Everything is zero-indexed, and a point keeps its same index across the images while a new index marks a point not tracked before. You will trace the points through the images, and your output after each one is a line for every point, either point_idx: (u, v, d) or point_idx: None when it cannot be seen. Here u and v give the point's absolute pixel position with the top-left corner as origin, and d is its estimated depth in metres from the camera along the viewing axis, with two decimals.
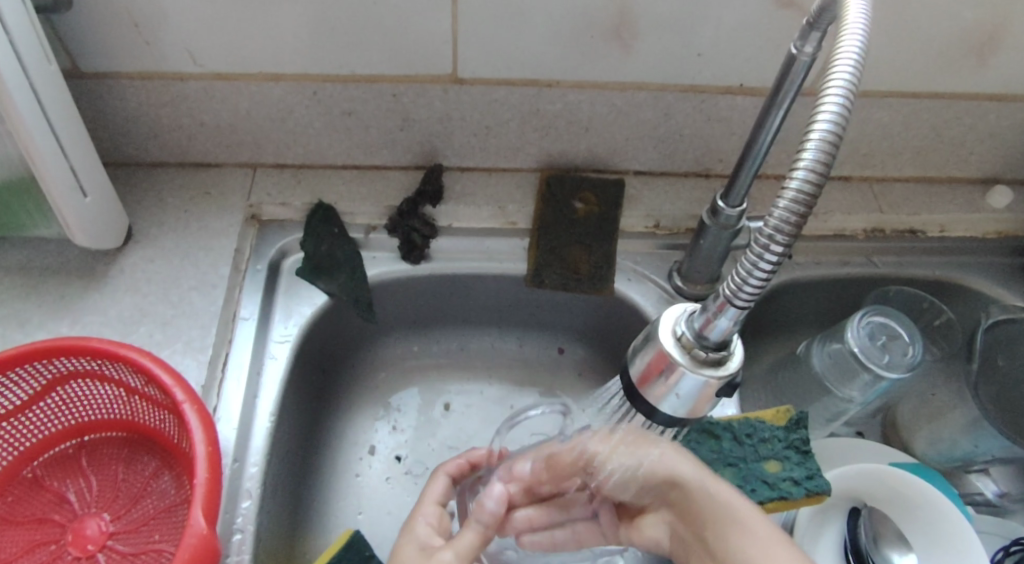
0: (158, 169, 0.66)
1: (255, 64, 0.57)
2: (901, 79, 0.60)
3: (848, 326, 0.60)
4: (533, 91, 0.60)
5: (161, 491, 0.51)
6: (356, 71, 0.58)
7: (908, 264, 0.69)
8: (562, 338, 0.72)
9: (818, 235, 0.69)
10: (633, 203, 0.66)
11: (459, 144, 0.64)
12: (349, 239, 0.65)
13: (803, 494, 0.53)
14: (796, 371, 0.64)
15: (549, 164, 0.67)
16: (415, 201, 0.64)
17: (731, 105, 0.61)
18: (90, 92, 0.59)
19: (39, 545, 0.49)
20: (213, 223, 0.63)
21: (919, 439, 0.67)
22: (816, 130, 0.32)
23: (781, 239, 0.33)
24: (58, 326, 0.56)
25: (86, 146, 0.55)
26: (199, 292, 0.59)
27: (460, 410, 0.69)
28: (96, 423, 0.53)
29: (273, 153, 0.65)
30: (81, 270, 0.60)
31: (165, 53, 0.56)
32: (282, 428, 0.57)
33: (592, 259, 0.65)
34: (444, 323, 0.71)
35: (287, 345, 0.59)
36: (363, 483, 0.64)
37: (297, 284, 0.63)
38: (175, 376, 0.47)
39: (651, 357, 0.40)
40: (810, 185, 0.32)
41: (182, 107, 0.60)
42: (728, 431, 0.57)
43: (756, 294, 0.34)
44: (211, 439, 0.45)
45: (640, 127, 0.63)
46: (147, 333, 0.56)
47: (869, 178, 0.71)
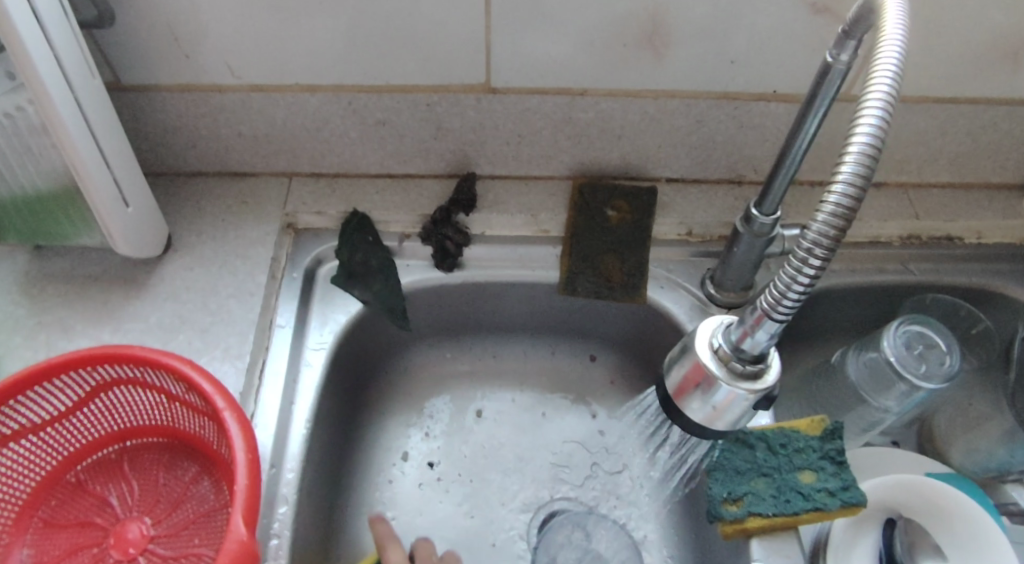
0: (196, 178, 0.68)
1: (291, 75, 0.58)
2: (939, 84, 0.59)
3: (884, 336, 0.59)
4: (566, 100, 0.60)
5: (200, 496, 0.52)
6: (391, 81, 0.59)
7: (946, 272, 0.67)
8: (594, 345, 0.72)
9: (852, 242, 0.68)
10: (666, 211, 0.66)
11: (492, 152, 0.65)
12: (383, 247, 0.65)
13: (837, 506, 0.53)
14: (830, 380, 0.64)
15: (582, 172, 0.67)
16: (448, 209, 0.64)
17: (765, 112, 0.61)
18: (131, 103, 0.60)
19: (82, 547, 0.50)
20: (250, 232, 0.64)
21: (956, 450, 0.66)
22: (854, 143, 0.32)
23: (819, 253, 0.32)
24: (101, 333, 0.58)
25: (128, 156, 0.56)
26: (237, 299, 0.60)
27: (492, 417, 0.69)
28: (137, 429, 0.54)
29: (308, 163, 0.66)
30: (123, 278, 0.61)
31: (204, 65, 0.57)
32: (317, 434, 0.58)
33: (625, 267, 0.65)
34: (474, 330, 0.72)
35: (322, 352, 0.60)
36: (395, 488, 0.65)
37: (331, 292, 0.63)
38: (216, 384, 0.47)
39: (687, 370, 0.39)
40: (850, 199, 0.32)
41: (220, 118, 0.62)
42: (762, 441, 0.57)
43: (795, 307, 0.34)
44: (250, 447, 0.46)
45: (674, 134, 0.63)
46: (187, 341, 0.58)
47: (904, 184, 0.70)
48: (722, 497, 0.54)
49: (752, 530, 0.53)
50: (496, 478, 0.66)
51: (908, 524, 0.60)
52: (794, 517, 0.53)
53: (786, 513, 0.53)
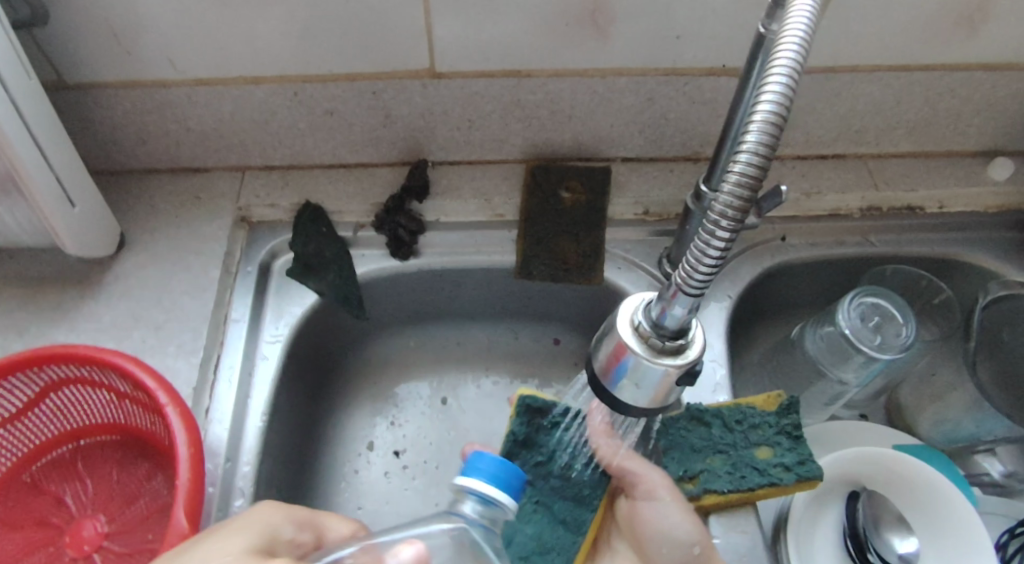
0: (150, 175, 0.67)
1: (235, 68, 0.58)
2: (890, 52, 0.59)
3: (839, 309, 0.58)
4: (512, 82, 0.59)
5: (154, 491, 0.52)
6: (334, 70, 0.58)
7: (907, 242, 0.67)
8: (558, 328, 0.72)
9: (811, 215, 0.68)
10: (621, 190, 0.66)
11: (443, 138, 0.64)
12: (338, 237, 0.65)
13: (794, 480, 0.53)
14: (791, 356, 0.63)
15: (535, 154, 0.67)
16: (401, 197, 0.65)
17: (715, 87, 0.60)
18: (77, 102, 0.60)
19: (38, 546, 0.50)
20: (203, 227, 0.64)
21: (923, 421, 0.66)
22: (759, 111, 0.30)
23: (726, 225, 0.31)
24: (55, 333, 0.58)
25: (74, 158, 0.55)
26: (190, 295, 0.60)
27: (457, 405, 0.70)
28: (90, 428, 0.54)
29: (260, 155, 0.66)
30: (76, 277, 0.61)
31: (146, 60, 0.57)
32: (275, 426, 0.58)
33: (580, 249, 0.65)
34: (436, 317, 0.72)
35: (277, 345, 0.60)
36: (361, 478, 0.65)
37: (286, 284, 0.63)
38: (158, 379, 0.47)
39: (610, 348, 0.38)
40: (754, 170, 0.30)
41: (168, 114, 0.61)
42: (717, 418, 0.56)
43: (706, 282, 0.33)
44: (194, 441, 0.45)
45: (624, 113, 0.62)
46: (141, 338, 0.58)
47: (864, 155, 0.69)
48: (678, 475, 0.54)
49: (708, 507, 0.53)
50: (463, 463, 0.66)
51: (871, 496, 0.61)
52: (750, 494, 0.53)
53: (741, 490, 0.53)
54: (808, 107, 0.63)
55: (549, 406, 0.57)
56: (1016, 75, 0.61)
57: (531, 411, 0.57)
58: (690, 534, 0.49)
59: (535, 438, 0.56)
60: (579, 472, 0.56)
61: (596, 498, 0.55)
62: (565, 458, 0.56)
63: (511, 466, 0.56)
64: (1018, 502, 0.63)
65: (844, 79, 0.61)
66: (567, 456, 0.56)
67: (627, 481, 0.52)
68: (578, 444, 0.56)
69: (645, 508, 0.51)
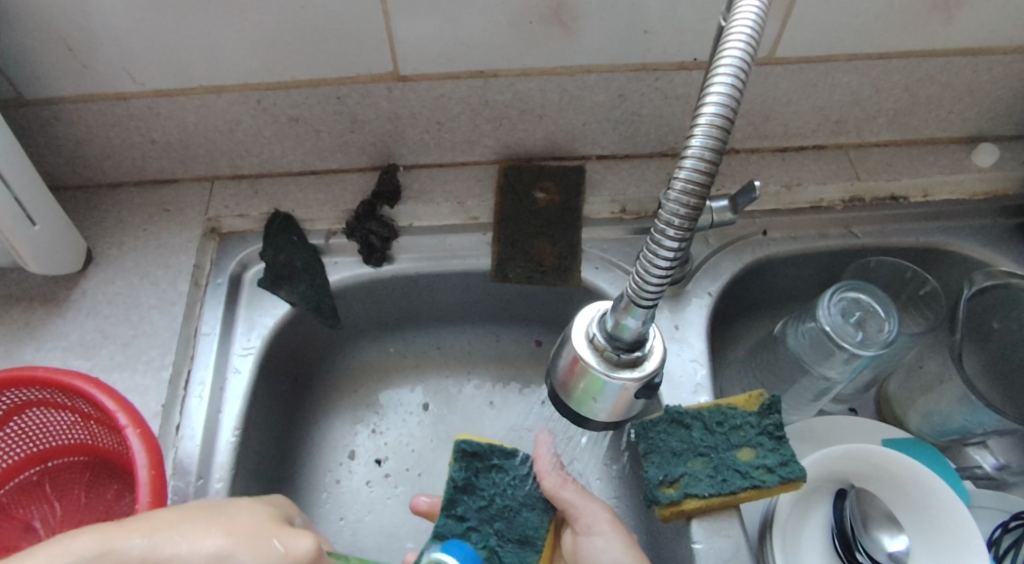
0: (118, 189, 0.66)
1: (194, 78, 0.56)
2: (865, 40, 0.57)
3: (819, 306, 0.57)
4: (479, 83, 0.58)
5: (124, 513, 0.51)
6: (296, 77, 0.57)
7: (891, 233, 0.66)
8: (539, 330, 0.71)
9: (793, 208, 0.66)
10: (597, 189, 0.64)
11: (413, 141, 0.63)
12: (309, 246, 0.64)
13: (776, 483, 0.52)
14: (774, 353, 0.62)
15: (508, 154, 0.65)
16: (371, 203, 0.63)
17: (687, 81, 0.59)
18: (37, 118, 0.59)
19: None
20: (172, 240, 0.63)
21: (913, 415, 0.65)
22: (703, 116, 0.30)
23: (674, 232, 0.31)
24: (22, 353, 0.57)
25: (34, 176, 0.54)
26: (159, 310, 0.59)
27: (439, 412, 0.68)
28: (57, 450, 0.53)
29: (227, 165, 0.65)
30: (43, 295, 0.60)
31: (104, 73, 0.56)
32: (250, 441, 0.57)
33: (556, 250, 0.63)
34: (415, 322, 0.71)
35: (249, 358, 0.59)
36: (342, 489, 0.64)
37: (259, 295, 0.62)
38: (119, 401, 0.46)
39: (566, 363, 0.38)
40: (699, 176, 0.30)
41: (130, 126, 0.60)
42: (698, 420, 0.55)
43: (658, 290, 0.33)
44: (155, 463, 0.44)
45: (596, 110, 0.61)
46: (109, 356, 0.57)
47: (845, 145, 0.67)
48: (659, 480, 0.53)
49: (691, 511, 0.52)
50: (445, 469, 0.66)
51: (859, 493, 0.59)
52: (732, 497, 0.52)
53: (723, 493, 0.52)
54: (784, 98, 0.62)
55: (485, 448, 0.55)
56: (996, 58, 0.60)
57: (468, 454, 0.54)
58: None
59: (472, 480, 0.54)
60: (522, 515, 0.53)
61: (542, 540, 0.52)
62: (507, 501, 0.53)
63: (450, 512, 0.53)
64: (1011, 494, 0.62)
65: (819, 69, 0.59)
66: (509, 498, 0.54)
67: (570, 517, 0.52)
68: (518, 485, 0.54)
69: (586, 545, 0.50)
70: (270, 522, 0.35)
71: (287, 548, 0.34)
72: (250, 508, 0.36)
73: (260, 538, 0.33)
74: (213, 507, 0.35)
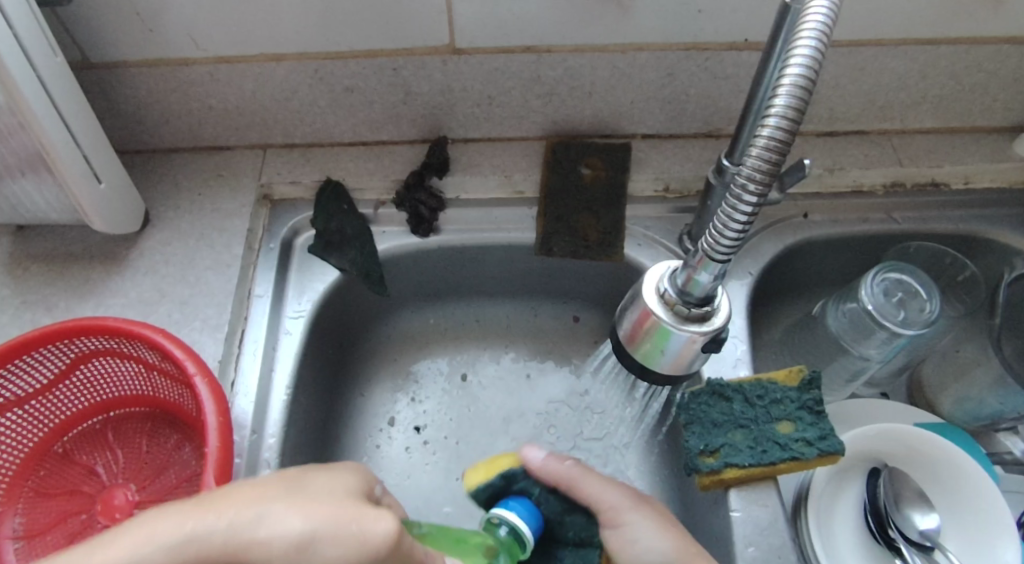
0: (173, 155, 0.68)
1: (256, 45, 0.58)
2: (916, 25, 0.58)
3: (862, 285, 0.58)
4: (532, 58, 0.59)
5: (183, 461, 0.53)
6: (354, 47, 0.58)
7: (930, 219, 0.67)
8: (577, 306, 0.72)
9: (834, 192, 0.67)
10: (641, 167, 0.66)
11: (464, 115, 0.64)
12: (359, 215, 0.65)
13: (815, 455, 0.53)
14: (813, 332, 0.63)
15: (555, 131, 0.67)
16: (421, 173, 0.65)
17: (737, 62, 0.59)
18: (101, 81, 0.61)
19: (70, 515, 0.51)
20: (226, 205, 0.65)
21: (946, 399, 0.66)
22: (788, 74, 0.31)
23: (754, 188, 0.32)
24: (83, 309, 0.59)
25: (99, 136, 0.56)
26: (214, 271, 0.61)
27: (478, 381, 0.70)
28: (120, 399, 0.55)
29: (281, 133, 0.66)
30: (103, 254, 0.62)
31: (168, 39, 0.57)
32: (299, 400, 0.59)
33: (601, 226, 0.65)
34: (456, 294, 0.72)
35: (301, 320, 0.61)
36: (382, 453, 0.66)
37: (309, 260, 0.64)
38: (187, 350, 0.48)
39: (635, 317, 0.40)
40: (782, 133, 0.31)
41: (190, 92, 0.62)
42: (739, 393, 0.56)
43: (733, 244, 0.34)
44: (222, 410, 0.46)
45: (645, 88, 0.62)
46: (167, 313, 0.59)
47: (888, 131, 0.68)
48: (699, 449, 0.54)
49: (730, 480, 0.54)
50: (483, 439, 0.67)
51: (892, 472, 0.60)
52: (771, 467, 0.53)
53: (762, 464, 0.53)
54: (831, 81, 0.62)
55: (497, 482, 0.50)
56: None
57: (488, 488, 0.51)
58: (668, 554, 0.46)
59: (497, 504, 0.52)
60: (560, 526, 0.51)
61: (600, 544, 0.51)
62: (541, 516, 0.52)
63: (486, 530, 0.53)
64: None
65: (868, 53, 0.60)
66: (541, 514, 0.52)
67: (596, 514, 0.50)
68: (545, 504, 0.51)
69: (623, 541, 0.47)
70: (348, 501, 0.33)
71: (366, 529, 0.31)
72: (329, 487, 0.34)
73: (341, 518, 0.31)
74: (294, 483, 0.33)
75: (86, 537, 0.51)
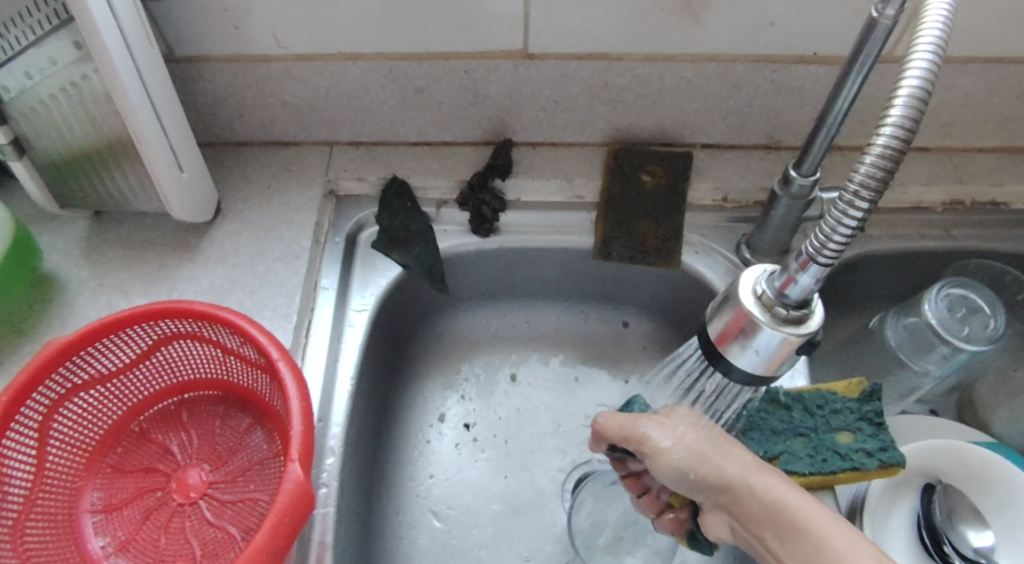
0: (243, 148, 0.71)
1: (335, 45, 0.59)
2: (988, 43, 0.58)
3: (926, 299, 0.58)
4: (603, 65, 0.60)
5: (254, 445, 0.55)
6: (430, 49, 0.60)
7: (990, 238, 0.66)
8: (628, 311, 0.73)
9: (894, 207, 0.68)
10: (701, 176, 0.67)
11: (529, 119, 0.66)
12: (422, 213, 0.67)
13: (876, 466, 0.52)
14: (870, 345, 0.64)
15: (616, 138, 0.68)
16: (485, 174, 0.66)
17: (804, 75, 0.60)
18: (182, 74, 0.63)
19: (147, 491, 0.53)
20: (294, 199, 0.67)
21: (998, 418, 0.64)
22: (905, 87, 0.32)
23: (866, 197, 0.33)
24: (157, 294, 0.60)
25: (184, 127, 0.58)
26: (283, 263, 0.62)
27: (527, 381, 0.71)
28: (194, 382, 0.57)
29: (348, 131, 0.68)
30: (176, 242, 0.64)
31: (252, 35, 0.59)
32: (361, 392, 0.60)
33: (660, 232, 0.65)
34: (510, 295, 0.73)
35: (365, 313, 0.62)
36: (433, 449, 0.67)
37: (372, 256, 0.66)
38: (269, 336, 0.49)
39: (731, 317, 0.40)
40: (897, 143, 0.32)
41: (266, 88, 0.64)
42: (798, 402, 0.57)
43: (841, 249, 0.35)
44: (304, 396, 0.47)
45: (709, 99, 0.63)
46: (238, 301, 0.60)
47: (948, 149, 0.69)
48: (758, 455, 0.54)
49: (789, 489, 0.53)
50: (536, 439, 0.68)
51: (947, 488, 0.58)
52: (831, 476, 0.52)
53: (823, 472, 0.52)
54: None
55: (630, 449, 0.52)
56: None
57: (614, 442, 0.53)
58: (683, 461, 0.45)
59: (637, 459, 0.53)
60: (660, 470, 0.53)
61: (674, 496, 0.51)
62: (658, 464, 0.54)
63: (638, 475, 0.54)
64: None
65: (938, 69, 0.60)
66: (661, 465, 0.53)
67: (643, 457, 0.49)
68: None
69: (667, 468, 0.46)
70: None
71: None
72: None
73: None
74: None
75: (161, 514, 0.52)
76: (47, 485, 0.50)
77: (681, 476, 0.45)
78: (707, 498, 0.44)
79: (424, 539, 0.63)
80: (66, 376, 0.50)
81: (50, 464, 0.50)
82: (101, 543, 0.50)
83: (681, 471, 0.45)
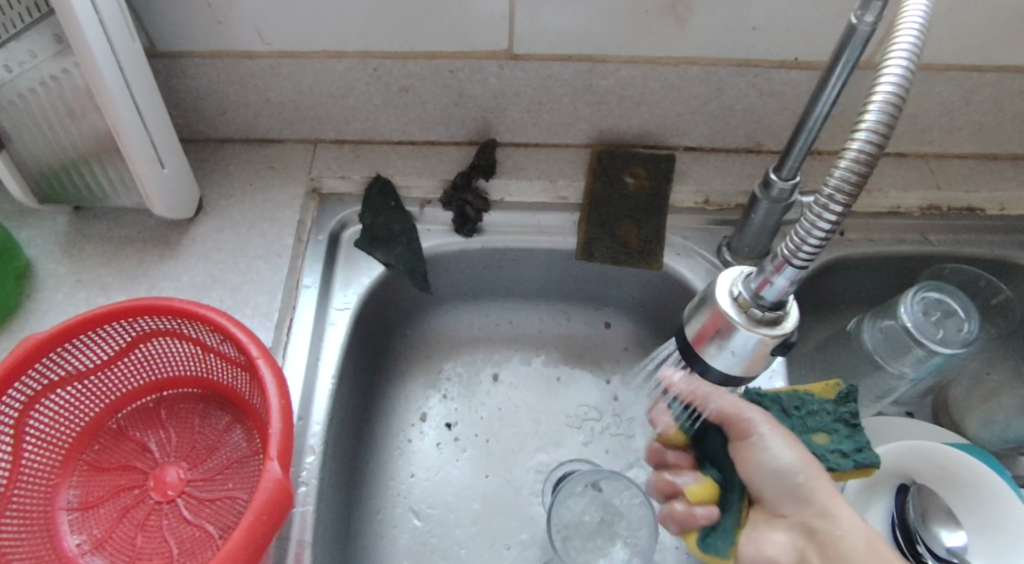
0: (226, 145, 0.70)
1: (319, 42, 0.59)
2: (964, 52, 0.59)
3: (901, 302, 0.59)
4: (587, 67, 0.61)
5: (233, 443, 0.54)
6: (415, 48, 0.60)
7: (964, 242, 0.68)
8: (609, 312, 0.74)
9: (872, 211, 0.69)
10: (684, 178, 0.67)
11: (513, 119, 0.66)
12: (406, 212, 0.67)
13: (851, 467, 0.52)
14: (847, 348, 0.64)
15: (600, 139, 0.68)
16: (469, 174, 0.66)
17: (785, 80, 0.61)
18: (164, 69, 0.62)
19: (123, 489, 0.53)
20: (277, 196, 0.66)
21: (971, 421, 0.65)
22: (878, 92, 0.33)
23: (840, 200, 0.34)
24: (136, 291, 0.60)
25: (166, 123, 0.57)
26: (265, 260, 0.62)
27: (509, 381, 0.71)
28: (174, 379, 0.56)
29: (332, 129, 0.68)
30: (157, 239, 0.63)
31: (237, 32, 0.59)
32: (342, 391, 0.60)
33: (642, 234, 0.66)
34: (493, 294, 0.74)
35: (346, 312, 0.62)
36: (414, 448, 0.67)
37: (355, 255, 0.66)
38: (249, 334, 0.49)
39: (708, 318, 0.41)
40: (871, 147, 0.33)
41: (249, 84, 0.63)
42: (776, 404, 0.57)
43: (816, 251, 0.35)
44: (284, 393, 0.47)
45: (692, 102, 0.63)
46: (219, 298, 0.60)
47: (926, 154, 0.70)
48: None
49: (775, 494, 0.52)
50: (517, 439, 0.68)
51: (920, 489, 0.60)
52: None
53: None
54: None
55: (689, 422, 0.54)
56: None
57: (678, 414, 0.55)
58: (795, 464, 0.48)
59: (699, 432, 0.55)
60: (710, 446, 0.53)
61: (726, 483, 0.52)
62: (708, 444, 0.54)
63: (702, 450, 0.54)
64: None
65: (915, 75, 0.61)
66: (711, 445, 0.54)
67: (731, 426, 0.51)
68: None
69: (769, 466, 0.48)
70: None
71: None
72: None
73: None
74: None
75: (138, 512, 0.52)
76: (22, 482, 0.49)
77: (779, 474, 0.48)
78: (793, 511, 0.48)
79: (404, 538, 0.63)
80: (43, 371, 0.49)
81: (26, 461, 0.49)
82: (76, 541, 0.50)
83: (777, 475, 0.48)
